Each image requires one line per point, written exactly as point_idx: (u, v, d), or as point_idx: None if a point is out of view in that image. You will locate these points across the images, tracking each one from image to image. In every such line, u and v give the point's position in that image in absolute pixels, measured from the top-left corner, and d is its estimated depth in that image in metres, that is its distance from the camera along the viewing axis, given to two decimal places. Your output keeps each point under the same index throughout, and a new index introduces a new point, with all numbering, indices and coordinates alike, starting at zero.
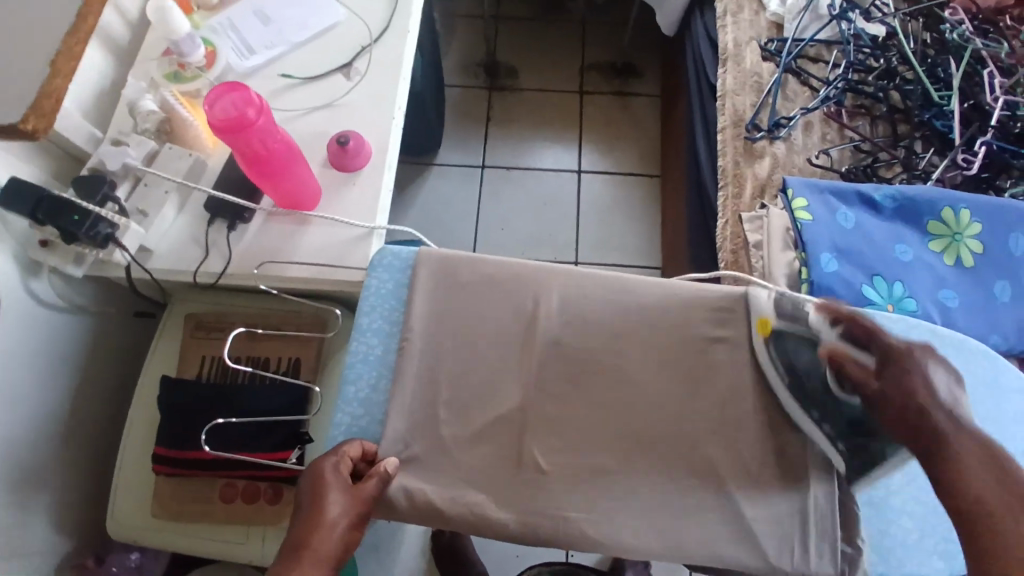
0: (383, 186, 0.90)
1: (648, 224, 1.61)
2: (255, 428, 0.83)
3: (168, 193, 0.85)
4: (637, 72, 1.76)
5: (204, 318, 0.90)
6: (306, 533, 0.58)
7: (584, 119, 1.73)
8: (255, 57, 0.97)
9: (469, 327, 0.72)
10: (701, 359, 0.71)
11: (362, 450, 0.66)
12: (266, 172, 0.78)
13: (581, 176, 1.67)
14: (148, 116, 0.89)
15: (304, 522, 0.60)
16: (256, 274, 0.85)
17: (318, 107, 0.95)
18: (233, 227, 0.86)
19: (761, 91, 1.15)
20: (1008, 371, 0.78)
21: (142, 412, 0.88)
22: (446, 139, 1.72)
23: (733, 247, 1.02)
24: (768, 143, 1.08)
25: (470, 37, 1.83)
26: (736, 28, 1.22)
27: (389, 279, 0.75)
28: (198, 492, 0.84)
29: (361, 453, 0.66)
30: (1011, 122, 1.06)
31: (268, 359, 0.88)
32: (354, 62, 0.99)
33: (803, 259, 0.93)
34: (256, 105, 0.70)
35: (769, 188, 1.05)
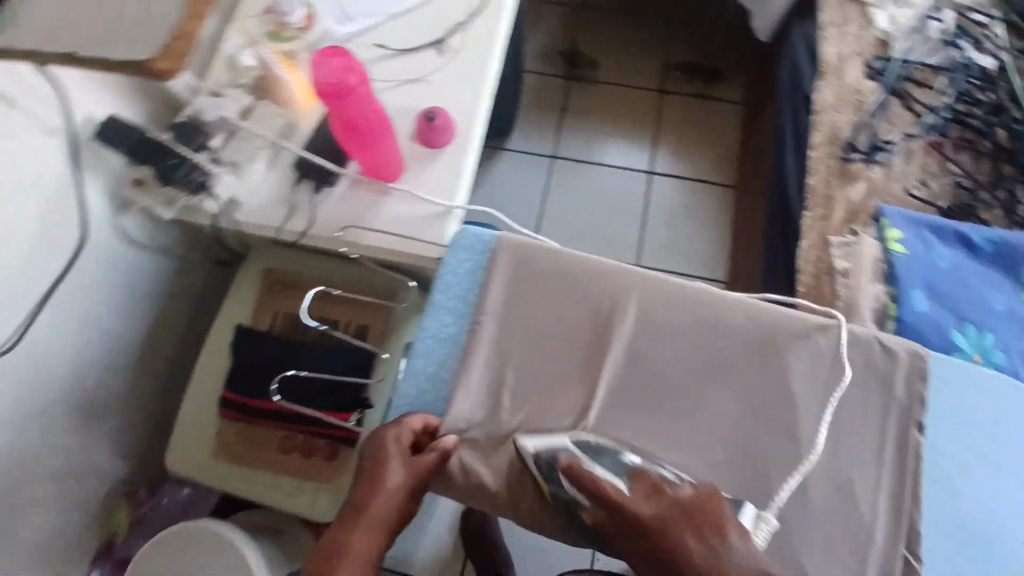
0: (466, 167, 0.89)
1: (716, 233, 1.57)
2: (319, 387, 0.86)
3: (260, 149, 0.89)
4: (722, 76, 1.71)
5: (281, 275, 0.94)
6: (363, 503, 0.63)
7: (661, 119, 1.69)
8: (352, 24, 0.96)
9: (543, 318, 0.72)
10: (778, 382, 0.69)
11: (424, 423, 0.67)
12: (357, 140, 0.78)
13: (652, 177, 1.64)
14: (247, 72, 0.92)
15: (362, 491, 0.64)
16: (339, 238, 0.86)
17: (410, 82, 0.94)
18: (318, 189, 0.88)
19: (865, 111, 1.09)
20: None
21: (212, 358, 0.91)
22: (519, 125, 1.71)
23: (816, 270, 0.98)
24: (864, 167, 1.04)
25: (553, 24, 1.80)
26: (841, 41, 1.16)
27: (469, 260, 0.75)
28: (260, 439, 0.89)
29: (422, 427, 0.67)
30: None
31: (338, 322, 0.92)
32: (448, 39, 0.96)
33: (893, 295, 0.90)
34: (359, 73, 0.71)
35: (861, 213, 1.01)
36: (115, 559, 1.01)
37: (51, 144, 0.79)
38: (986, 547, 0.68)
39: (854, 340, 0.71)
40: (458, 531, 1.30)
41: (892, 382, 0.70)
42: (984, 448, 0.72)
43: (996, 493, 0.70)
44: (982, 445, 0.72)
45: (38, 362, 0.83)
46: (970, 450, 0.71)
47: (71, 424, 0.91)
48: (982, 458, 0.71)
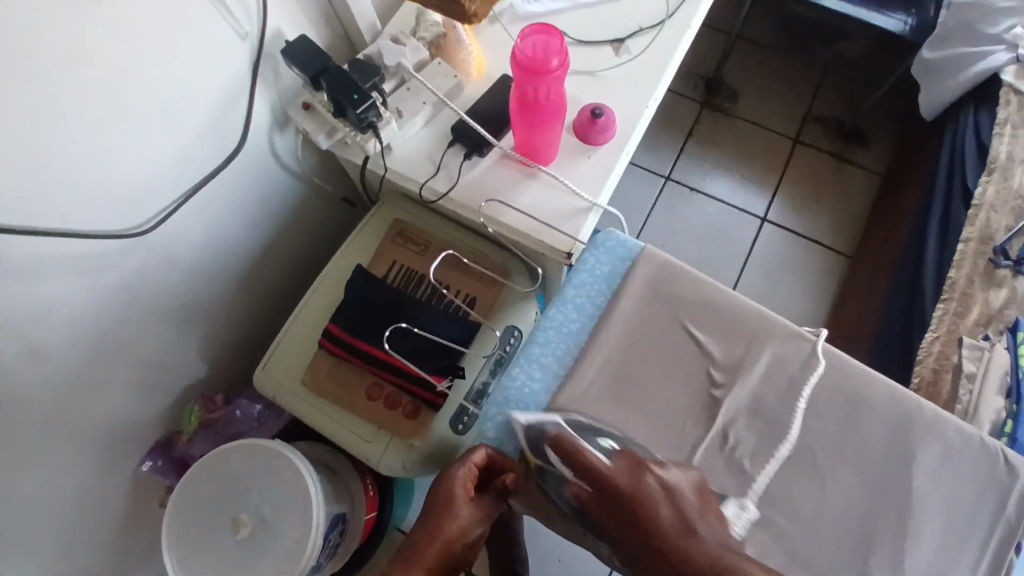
0: (615, 169, 0.89)
1: (815, 297, 1.52)
2: (420, 345, 0.85)
3: (426, 104, 0.90)
4: (863, 141, 1.64)
5: (408, 228, 0.94)
6: (422, 544, 0.64)
7: (788, 169, 1.64)
8: (536, 5, 0.99)
9: (669, 338, 0.72)
10: (895, 469, 0.66)
11: (487, 457, 0.68)
12: (530, 119, 0.79)
13: (763, 224, 1.60)
14: (431, 26, 0.94)
15: (424, 530, 0.65)
16: (482, 209, 0.87)
17: (578, 73, 0.95)
18: (468, 155, 0.89)
19: (1022, 217, 1.03)
20: None
21: (325, 288, 0.94)
22: (642, 139, 1.69)
23: (936, 366, 0.94)
24: (1010, 276, 0.99)
25: (702, 48, 1.78)
26: (1015, 141, 1.11)
27: (608, 263, 0.76)
28: (348, 379, 0.89)
29: (486, 460, 0.68)
30: None
31: (450, 288, 0.91)
32: (627, 41, 0.97)
33: (1012, 411, 0.85)
34: (561, 56, 0.71)
35: (997, 320, 0.96)
36: (173, 457, 1.03)
37: (241, 47, 0.83)
38: None
39: (975, 448, 0.67)
40: None
41: (1009, 502, 0.66)
42: None
43: None
44: None
45: (174, 245, 0.87)
46: None
47: (181, 313, 0.95)
48: None
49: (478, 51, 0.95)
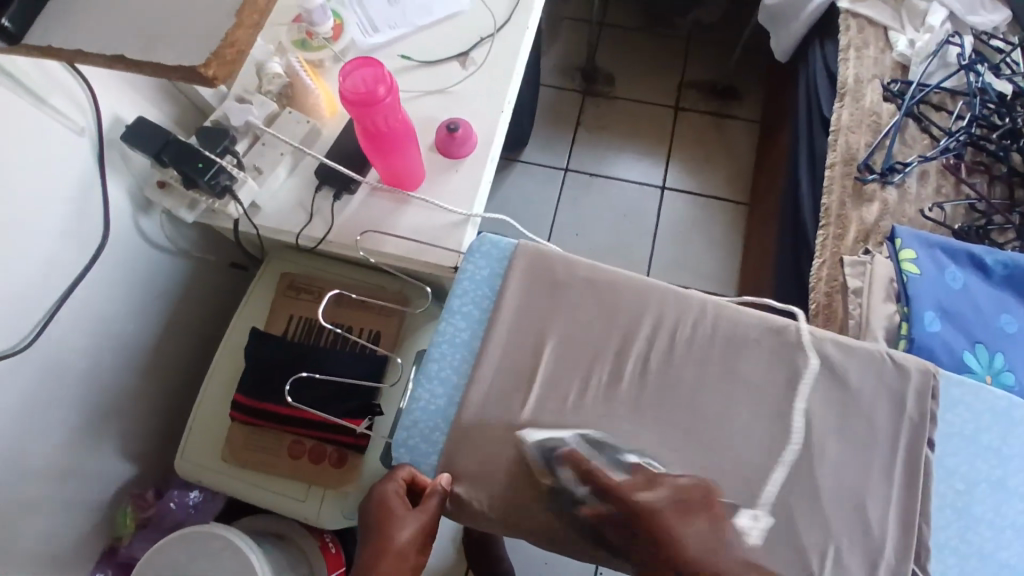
0: (483, 178, 0.90)
1: (726, 249, 1.58)
2: (331, 391, 0.84)
3: (283, 155, 0.90)
4: (737, 95, 1.72)
5: (297, 279, 0.93)
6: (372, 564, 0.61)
7: (676, 137, 1.70)
8: (378, 37, 0.99)
9: (558, 323, 0.72)
10: (792, 396, 0.69)
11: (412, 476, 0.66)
12: (380, 148, 0.79)
13: (664, 193, 1.65)
14: (274, 79, 0.94)
15: (372, 553, 0.62)
16: (359, 244, 0.86)
17: (431, 93, 0.95)
18: (338, 196, 0.88)
19: (879, 132, 1.09)
20: None
21: (225, 358, 0.92)
22: (534, 138, 1.72)
23: (828, 289, 0.99)
24: (879, 187, 1.04)
25: (572, 40, 1.82)
26: (859, 63, 1.17)
27: (486, 267, 0.75)
28: (268, 445, 0.87)
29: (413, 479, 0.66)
30: None
31: (350, 328, 0.90)
32: (471, 53, 0.98)
33: (905, 313, 0.89)
34: (388, 84, 0.72)
35: (875, 233, 1.01)
36: (119, 563, 0.99)
37: (81, 144, 0.81)
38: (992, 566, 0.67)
39: (856, 355, 0.71)
40: (459, 543, 1.28)
41: (907, 399, 0.69)
42: (989, 468, 0.70)
43: (999, 512, 0.69)
44: (988, 465, 0.70)
45: (65, 355, 0.85)
46: (976, 471, 0.70)
47: (85, 421, 0.91)
48: (988, 478, 0.69)
49: (326, 91, 0.95)
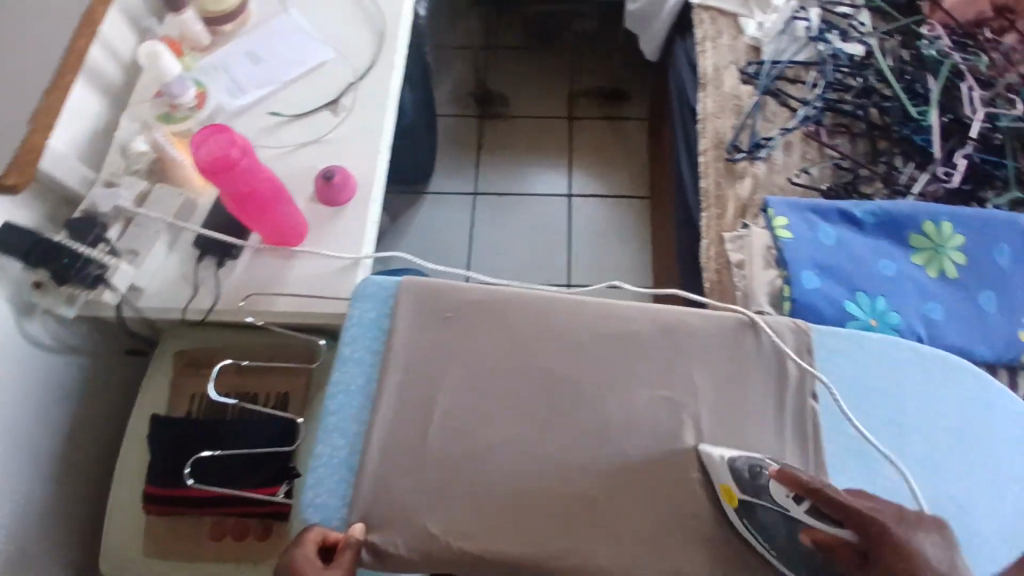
0: (369, 219, 0.88)
1: (639, 245, 1.63)
2: (243, 464, 0.84)
3: (158, 233, 0.88)
4: (625, 97, 1.79)
5: (195, 355, 0.92)
6: None
7: (574, 144, 1.75)
8: (245, 97, 0.99)
9: (451, 352, 0.72)
10: (682, 380, 0.72)
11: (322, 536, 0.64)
12: (249, 210, 0.79)
13: (573, 200, 1.69)
14: (139, 157, 0.95)
15: None
16: (242, 307, 0.84)
17: (304, 144, 0.95)
18: (221, 263, 0.87)
19: (742, 114, 1.16)
20: (998, 387, 0.77)
21: (132, 449, 0.89)
22: (438, 167, 1.72)
23: (717, 266, 1.04)
24: (749, 164, 1.10)
25: (459, 67, 1.84)
26: (715, 52, 1.24)
27: (372, 309, 0.75)
28: (188, 530, 0.85)
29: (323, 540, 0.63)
30: (993, 134, 1.13)
31: (257, 394, 0.89)
32: (340, 99, 0.98)
33: (785, 277, 0.94)
34: (241, 147, 0.73)
35: (752, 207, 1.07)
36: None
37: None
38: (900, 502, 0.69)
39: (721, 328, 0.74)
40: None
41: (787, 361, 0.73)
42: (880, 409, 0.73)
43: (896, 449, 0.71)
44: (877, 406, 0.73)
45: None
46: (869, 416, 0.72)
47: None
48: (881, 419, 0.72)
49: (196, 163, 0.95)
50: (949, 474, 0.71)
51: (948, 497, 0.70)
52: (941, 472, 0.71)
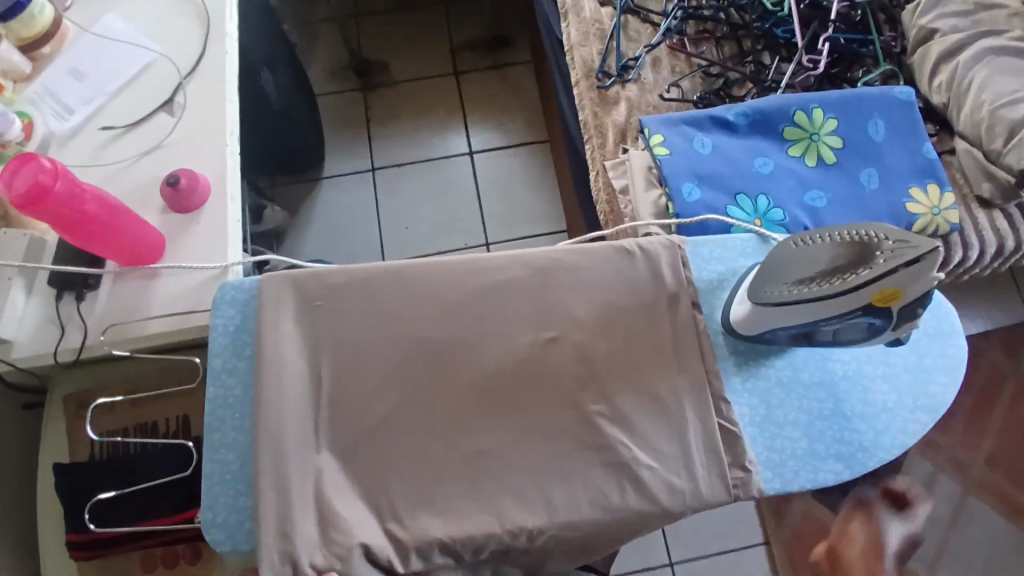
0: (229, 218, 0.84)
1: (549, 190, 1.62)
2: (152, 495, 0.81)
3: (10, 278, 0.82)
4: (507, 42, 1.75)
5: (85, 396, 0.87)
6: None
7: (465, 100, 1.71)
8: (74, 117, 0.92)
9: (328, 341, 0.70)
10: (564, 317, 0.71)
11: None
12: (87, 237, 0.74)
13: (475, 157, 1.65)
14: None
15: None
16: (104, 340, 0.80)
17: (146, 153, 0.88)
18: (81, 296, 0.82)
19: (606, 37, 1.13)
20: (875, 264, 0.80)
21: (45, 503, 0.86)
22: (331, 150, 1.65)
23: (607, 194, 1.04)
24: (620, 88, 1.09)
25: (331, 42, 1.75)
26: None
27: (236, 314, 0.72)
28: (119, 568, 0.83)
29: None
30: (852, 11, 1.15)
31: (156, 422, 0.85)
32: (174, 98, 0.92)
33: (667, 195, 0.94)
34: (52, 170, 0.68)
35: (630, 130, 1.06)
36: None
37: None
38: (795, 391, 0.71)
39: (598, 258, 0.74)
40: None
41: (665, 275, 0.73)
42: None
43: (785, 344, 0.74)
44: None
45: None
46: None
47: None
48: None
49: None
50: (835, 356, 0.74)
51: (840, 377, 0.73)
52: (827, 355, 0.74)
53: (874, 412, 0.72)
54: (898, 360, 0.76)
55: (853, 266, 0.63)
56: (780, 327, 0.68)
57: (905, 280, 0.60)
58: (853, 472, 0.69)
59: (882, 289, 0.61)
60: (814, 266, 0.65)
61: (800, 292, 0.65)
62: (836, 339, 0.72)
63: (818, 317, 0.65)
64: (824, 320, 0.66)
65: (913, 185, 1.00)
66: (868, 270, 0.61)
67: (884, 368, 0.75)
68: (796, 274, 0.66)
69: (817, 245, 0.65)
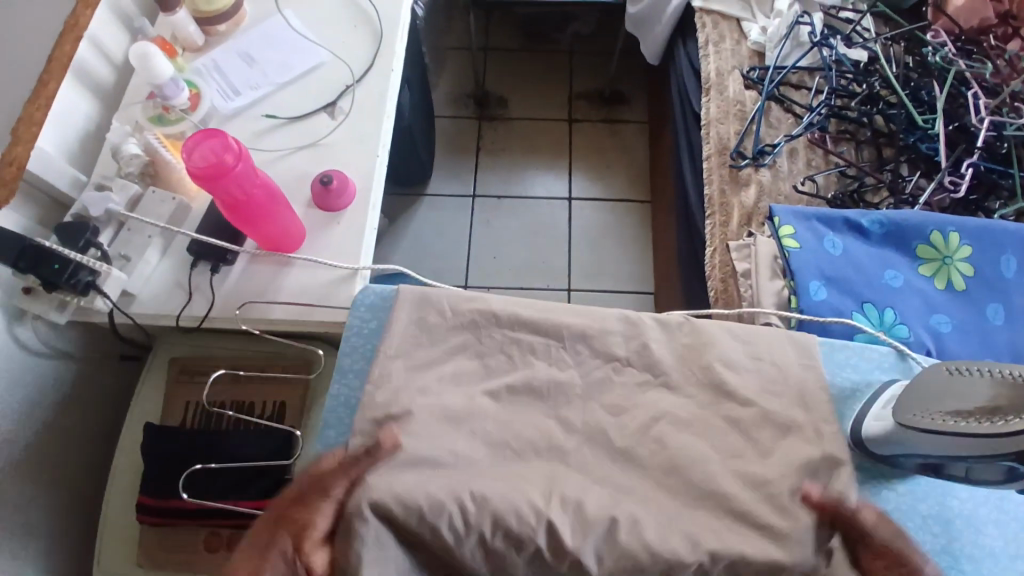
0: (367, 225, 0.88)
1: (640, 250, 1.61)
2: (234, 476, 0.82)
3: (151, 238, 0.86)
4: (624, 100, 1.78)
5: (188, 362, 0.90)
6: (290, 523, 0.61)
7: (574, 147, 1.73)
8: (239, 99, 0.97)
9: (453, 365, 0.75)
10: (684, 383, 0.74)
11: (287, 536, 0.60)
12: (245, 216, 0.78)
13: (572, 203, 1.67)
14: (131, 160, 0.90)
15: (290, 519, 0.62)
16: (236, 314, 0.83)
17: (304, 148, 0.93)
18: (216, 269, 0.85)
19: (745, 119, 1.15)
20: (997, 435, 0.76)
21: (126, 458, 0.87)
22: (437, 170, 1.70)
23: (722, 275, 1.03)
24: (753, 171, 1.09)
25: (458, 69, 1.82)
26: (718, 57, 1.22)
27: (371, 317, 0.78)
28: (184, 541, 0.83)
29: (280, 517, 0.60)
30: (998, 143, 1.10)
31: (253, 403, 0.87)
32: (338, 102, 0.97)
33: (792, 287, 0.94)
34: (234, 151, 0.73)
35: (756, 215, 1.06)
36: None
37: None
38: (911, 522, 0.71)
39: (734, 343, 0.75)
40: None
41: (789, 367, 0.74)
42: None
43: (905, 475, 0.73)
44: None
45: None
46: None
47: None
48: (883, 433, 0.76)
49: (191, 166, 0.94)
50: (953, 492, 0.73)
51: (957, 515, 0.71)
52: (947, 492, 0.73)
53: (982, 557, 0.70)
54: (1016, 510, 0.73)
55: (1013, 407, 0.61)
56: (917, 454, 0.66)
57: None
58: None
59: None
60: (969, 401, 0.64)
61: (950, 423, 0.63)
62: (969, 477, 0.66)
63: (962, 451, 0.61)
64: (969, 457, 0.61)
65: None
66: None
67: (1003, 518, 0.73)
68: (951, 405, 0.65)
69: (974, 379, 0.66)
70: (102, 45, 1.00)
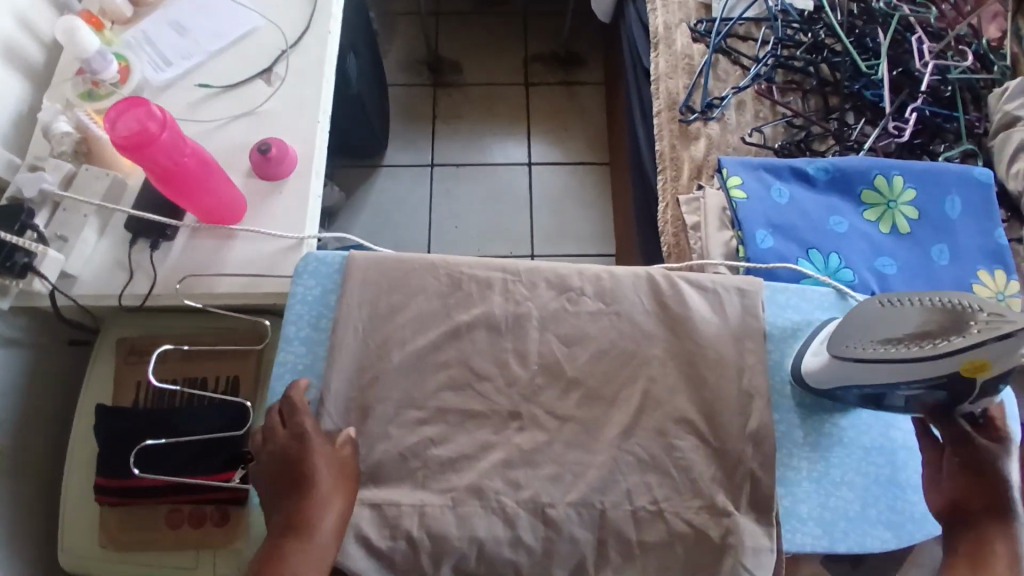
0: (312, 193, 0.87)
1: (602, 211, 1.62)
2: (194, 453, 0.81)
3: (87, 216, 0.83)
4: (581, 61, 1.76)
5: (137, 342, 0.88)
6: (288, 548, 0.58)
7: (531, 110, 1.72)
8: (171, 70, 0.94)
9: (399, 328, 0.75)
10: (631, 333, 0.75)
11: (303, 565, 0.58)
12: (180, 187, 0.76)
13: (533, 167, 1.66)
14: (63, 138, 0.86)
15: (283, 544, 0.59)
16: (178, 291, 0.81)
17: (240, 117, 0.91)
18: (156, 245, 0.83)
19: (693, 72, 1.15)
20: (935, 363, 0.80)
21: (79, 442, 0.86)
22: (394, 140, 1.67)
23: (674, 229, 1.03)
24: (702, 124, 1.09)
25: (410, 36, 1.77)
26: (665, 10, 1.21)
27: (316, 285, 0.77)
28: (145, 519, 0.83)
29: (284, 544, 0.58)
30: (943, 86, 1.12)
31: (206, 378, 0.87)
32: (274, 68, 0.94)
33: (740, 237, 0.96)
34: (160, 119, 0.70)
35: (706, 168, 1.06)
36: None
37: None
38: (856, 454, 0.74)
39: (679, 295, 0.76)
40: None
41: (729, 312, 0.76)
42: None
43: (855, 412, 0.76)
44: None
45: None
46: None
47: None
48: None
49: None
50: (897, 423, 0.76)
51: (899, 444, 0.75)
52: (890, 422, 0.76)
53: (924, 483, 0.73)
54: None
55: (944, 333, 0.62)
56: (856, 385, 0.69)
57: (997, 352, 0.59)
58: (899, 541, 0.70)
59: (972, 359, 0.60)
60: (901, 328, 0.65)
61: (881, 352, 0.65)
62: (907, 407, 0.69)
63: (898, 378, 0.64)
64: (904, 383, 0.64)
65: (982, 264, 0.98)
66: (960, 338, 0.61)
67: None
68: (883, 333, 0.66)
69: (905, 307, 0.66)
70: (30, 22, 0.96)
